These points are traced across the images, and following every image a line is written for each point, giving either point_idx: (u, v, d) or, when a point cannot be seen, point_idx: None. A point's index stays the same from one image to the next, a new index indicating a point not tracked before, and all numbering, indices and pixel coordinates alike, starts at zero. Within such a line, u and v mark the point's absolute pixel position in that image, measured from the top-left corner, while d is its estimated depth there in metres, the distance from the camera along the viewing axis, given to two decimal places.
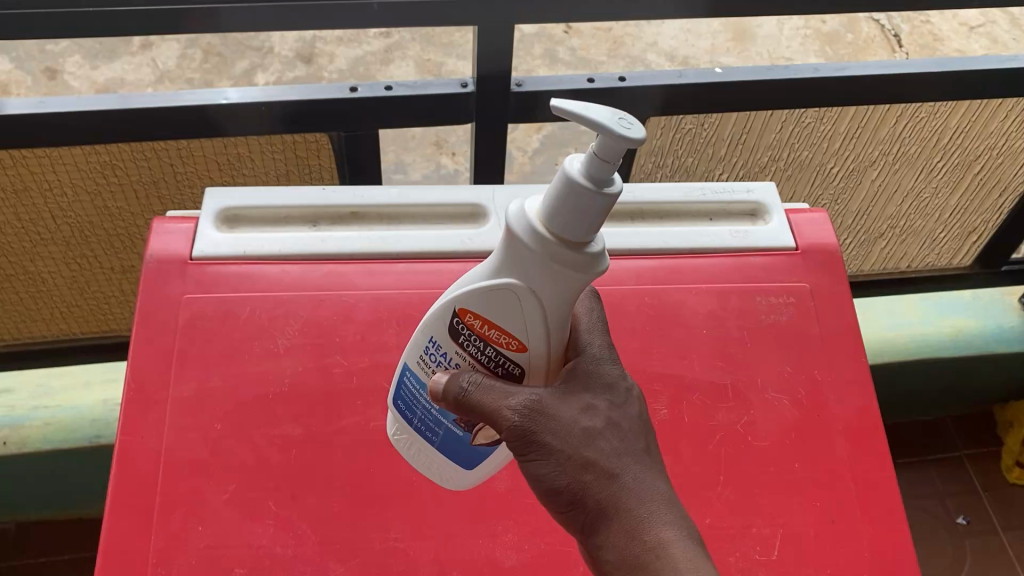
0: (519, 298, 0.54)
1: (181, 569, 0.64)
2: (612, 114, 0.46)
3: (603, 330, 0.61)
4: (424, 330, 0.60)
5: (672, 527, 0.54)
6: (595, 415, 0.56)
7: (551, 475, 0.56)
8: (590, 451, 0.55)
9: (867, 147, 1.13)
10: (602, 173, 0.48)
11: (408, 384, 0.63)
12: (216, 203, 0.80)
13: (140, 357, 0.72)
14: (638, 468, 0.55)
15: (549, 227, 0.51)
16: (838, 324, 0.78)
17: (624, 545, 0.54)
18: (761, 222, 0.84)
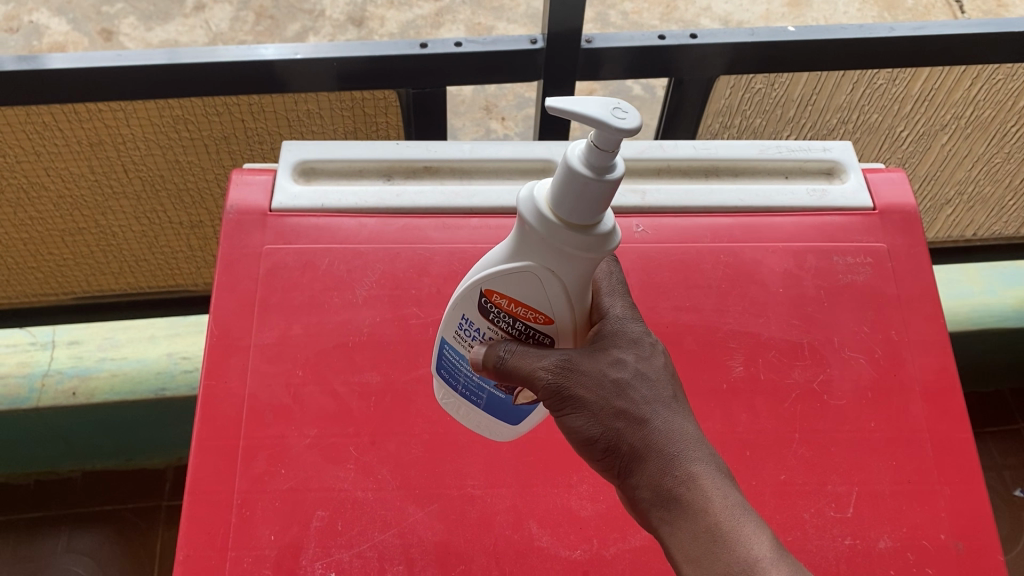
0: (540, 280, 0.54)
1: (266, 509, 0.66)
2: (604, 104, 0.44)
3: (622, 289, 0.60)
4: (454, 312, 0.60)
5: (704, 463, 0.52)
6: (623, 364, 0.55)
7: (584, 428, 0.55)
8: (620, 399, 0.54)
9: (939, 111, 1.10)
10: (603, 161, 0.47)
11: (449, 354, 0.64)
12: (294, 155, 0.80)
13: (223, 305, 0.73)
14: (668, 411, 0.54)
15: (558, 216, 0.50)
16: (917, 285, 0.77)
17: (656, 484, 0.53)
18: (837, 181, 0.83)
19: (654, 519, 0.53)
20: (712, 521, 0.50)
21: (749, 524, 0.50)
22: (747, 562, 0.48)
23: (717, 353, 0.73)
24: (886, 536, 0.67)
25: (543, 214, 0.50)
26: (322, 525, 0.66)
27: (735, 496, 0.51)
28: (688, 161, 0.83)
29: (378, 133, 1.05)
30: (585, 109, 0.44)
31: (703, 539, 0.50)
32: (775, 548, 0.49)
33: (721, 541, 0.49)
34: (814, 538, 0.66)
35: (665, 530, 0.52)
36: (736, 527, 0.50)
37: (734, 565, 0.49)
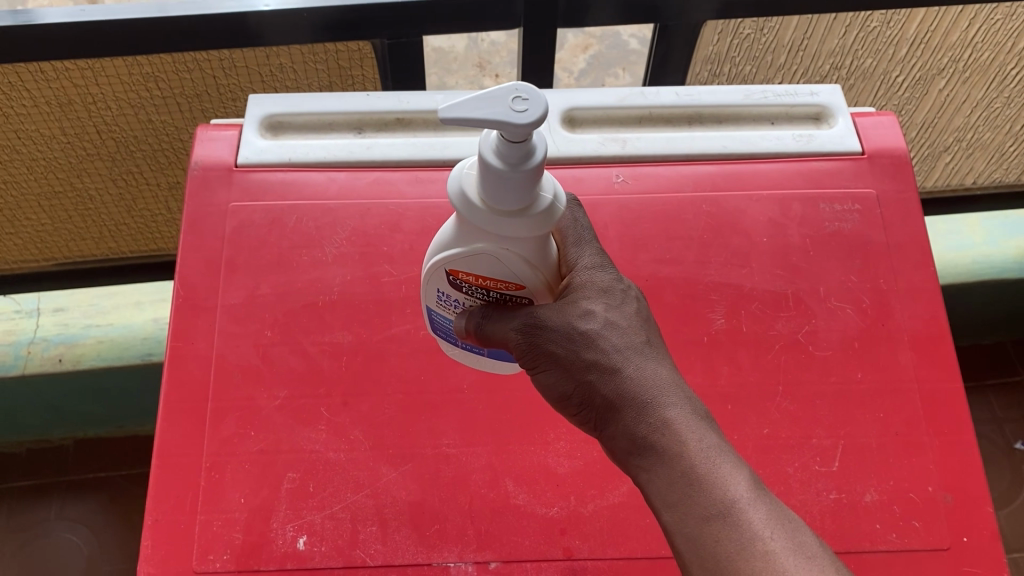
0: (495, 259, 0.53)
1: (235, 472, 0.65)
2: (500, 98, 0.42)
3: (590, 232, 0.58)
4: (428, 287, 0.59)
5: (678, 407, 0.52)
6: (592, 314, 0.54)
7: (559, 383, 0.55)
8: (591, 351, 0.54)
9: (936, 54, 1.06)
10: (522, 151, 0.45)
11: (438, 318, 0.63)
12: (260, 109, 0.78)
13: (190, 264, 0.71)
14: (640, 359, 0.54)
15: (495, 207, 0.48)
16: (906, 232, 0.74)
17: (631, 431, 0.52)
18: (825, 125, 0.80)
19: (632, 467, 0.53)
20: (687, 464, 0.50)
21: (725, 464, 0.50)
22: (723, 503, 0.48)
23: (698, 306, 0.70)
24: (873, 489, 0.65)
25: (480, 206, 0.49)
26: (294, 487, 0.64)
27: (710, 438, 0.51)
28: (670, 108, 0.79)
29: (354, 85, 1.03)
30: (482, 115, 0.41)
31: (680, 482, 0.50)
32: (752, 487, 0.49)
33: (697, 484, 0.49)
34: (797, 493, 0.64)
35: (642, 476, 0.52)
36: (711, 469, 0.49)
37: (711, 508, 0.49)
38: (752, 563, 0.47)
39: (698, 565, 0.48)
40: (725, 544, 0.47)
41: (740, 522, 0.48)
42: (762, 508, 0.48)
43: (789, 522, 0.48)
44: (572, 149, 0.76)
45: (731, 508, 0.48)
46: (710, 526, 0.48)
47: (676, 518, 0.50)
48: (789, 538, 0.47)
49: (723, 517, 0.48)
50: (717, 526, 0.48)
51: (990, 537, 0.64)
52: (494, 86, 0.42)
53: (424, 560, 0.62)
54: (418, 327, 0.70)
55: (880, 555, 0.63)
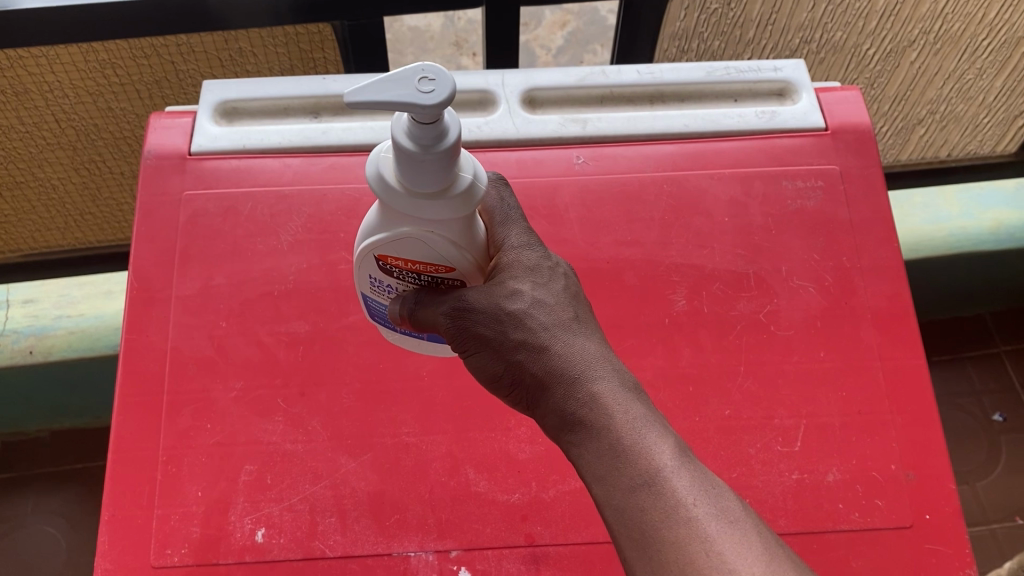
0: (421, 242, 0.54)
1: (192, 466, 0.64)
2: (406, 80, 0.43)
3: (518, 212, 0.58)
4: (361, 273, 0.60)
5: (605, 379, 0.50)
6: (519, 292, 0.53)
7: (488, 364, 0.54)
8: (517, 330, 0.52)
9: (906, 26, 1.05)
10: (435, 131, 0.46)
11: (375, 306, 0.63)
12: (215, 95, 0.76)
13: (143, 255, 0.70)
14: (567, 334, 0.52)
15: (414, 189, 0.49)
16: (869, 209, 0.73)
17: (559, 407, 0.51)
18: (788, 102, 0.79)
19: (564, 444, 0.52)
20: (613, 437, 0.49)
21: (652, 434, 0.49)
22: (648, 473, 0.47)
23: (660, 288, 0.70)
24: (835, 469, 0.64)
25: (400, 189, 0.50)
26: (251, 479, 0.64)
27: (638, 409, 0.50)
28: (632, 87, 0.78)
29: (316, 69, 1.01)
30: (390, 96, 0.43)
31: (607, 456, 0.48)
32: (679, 456, 0.48)
33: (623, 455, 0.48)
34: (759, 474, 0.64)
35: (573, 454, 0.51)
36: (638, 440, 0.48)
37: (636, 479, 0.47)
38: (678, 532, 0.45)
39: (625, 539, 0.47)
40: (651, 514, 0.46)
41: (665, 492, 0.46)
42: (688, 477, 0.47)
43: (716, 489, 0.47)
44: (532, 131, 0.75)
45: (657, 477, 0.47)
46: (635, 498, 0.47)
47: (603, 493, 0.48)
48: (715, 504, 0.46)
49: (648, 487, 0.47)
50: (643, 497, 0.46)
51: (952, 513, 0.64)
52: (400, 68, 0.44)
53: (383, 550, 0.62)
54: None
55: (842, 534, 0.63)
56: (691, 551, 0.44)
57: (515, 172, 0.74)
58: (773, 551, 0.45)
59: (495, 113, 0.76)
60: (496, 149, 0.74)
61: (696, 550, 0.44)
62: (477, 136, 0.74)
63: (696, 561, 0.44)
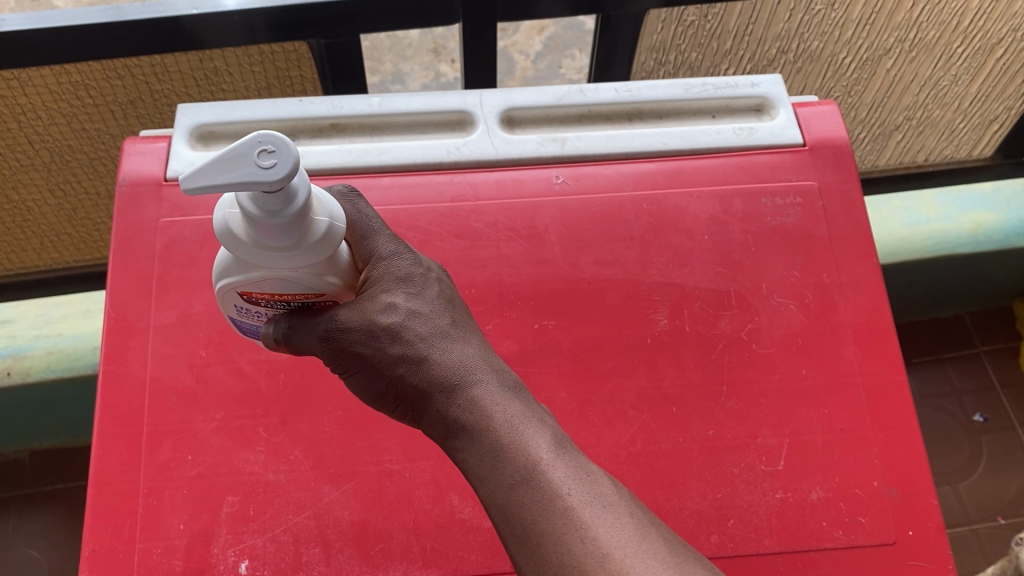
0: (281, 281, 0.54)
1: (172, 499, 0.63)
2: (245, 157, 0.44)
3: (380, 221, 0.58)
4: (225, 303, 0.59)
5: (483, 383, 0.53)
6: (392, 305, 0.55)
7: (371, 379, 0.55)
8: (396, 343, 0.54)
9: (881, 35, 1.05)
10: (281, 197, 0.47)
11: (247, 326, 0.63)
12: (189, 120, 0.76)
13: (119, 284, 0.69)
14: (444, 342, 0.54)
15: (262, 243, 0.50)
16: (847, 225, 0.73)
17: (441, 414, 0.53)
18: (766, 117, 0.79)
19: (449, 450, 0.54)
20: (493, 439, 0.51)
21: (529, 430, 0.51)
22: (526, 468, 0.49)
23: (642, 308, 0.69)
24: (818, 486, 0.65)
25: (247, 242, 0.50)
26: (233, 511, 0.63)
27: (515, 407, 0.52)
28: (610, 105, 0.78)
29: (294, 86, 1.01)
30: (231, 177, 0.44)
31: (488, 457, 0.51)
32: (555, 447, 0.51)
33: (502, 456, 0.50)
34: (744, 493, 0.64)
35: (459, 459, 0.53)
36: (514, 438, 0.51)
37: (515, 476, 0.49)
38: (556, 522, 0.48)
39: (510, 535, 0.49)
40: (531, 508, 0.48)
41: (542, 485, 0.49)
42: (563, 467, 0.49)
43: (592, 475, 0.50)
44: (512, 151, 0.75)
45: (534, 471, 0.49)
46: (516, 494, 0.49)
47: (486, 494, 0.50)
48: (589, 491, 0.49)
49: (527, 483, 0.49)
50: (522, 492, 0.49)
51: (934, 528, 0.64)
52: (235, 144, 0.44)
53: None
54: None
55: (827, 552, 0.63)
56: (569, 540, 0.47)
57: (495, 193, 0.73)
58: (648, 531, 0.48)
59: (474, 134, 0.76)
60: (476, 171, 0.74)
61: (572, 539, 0.47)
62: (456, 158, 0.74)
63: (573, 549, 0.47)
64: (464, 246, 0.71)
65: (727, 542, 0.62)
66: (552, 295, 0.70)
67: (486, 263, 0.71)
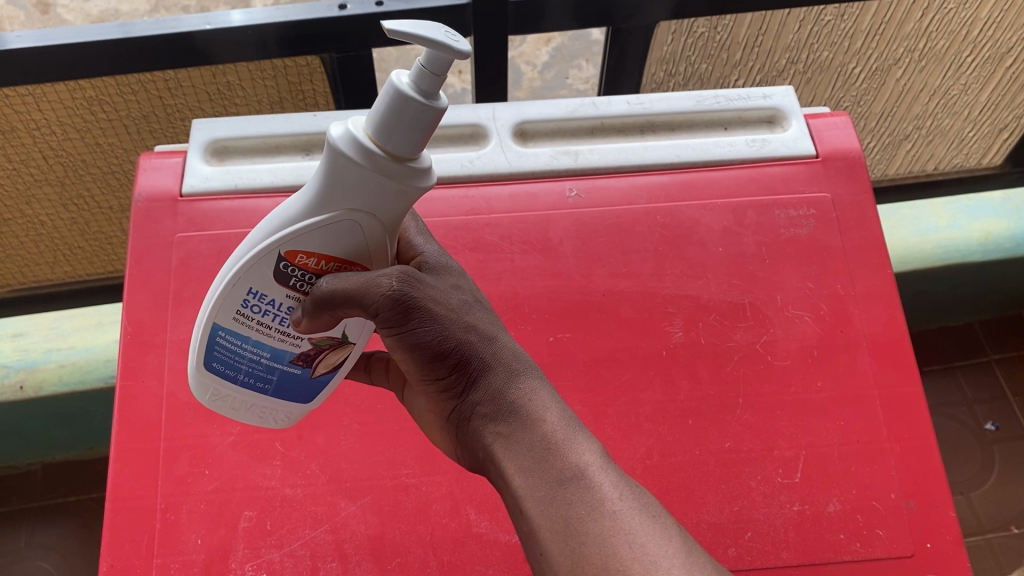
0: (357, 228, 0.50)
1: (190, 514, 0.63)
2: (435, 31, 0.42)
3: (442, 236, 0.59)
4: (238, 287, 0.53)
5: (541, 379, 0.52)
6: (462, 292, 0.54)
7: (426, 340, 0.51)
8: (466, 317, 0.52)
9: (891, 45, 1.05)
10: (438, 88, 0.44)
11: (226, 345, 0.56)
12: (204, 135, 0.76)
13: (135, 299, 0.70)
14: (507, 335, 0.54)
15: (387, 151, 0.45)
16: (861, 235, 0.73)
17: (494, 397, 0.51)
18: (779, 129, 0.79)
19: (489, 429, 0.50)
20: (549, 429, 0.49)
21: (582, 432, 0.50)
22: (580, 462, 0.47)
23: (656, 320, 0.70)
24: (836, 499, 0.65)
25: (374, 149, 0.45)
26: (250, 526, 0.63)
27: (569, 410, 0.51)
28: (622, 118, 0.78)
29: (306, 100, 1.01)
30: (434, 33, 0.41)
31: (541, 447, 0.48)
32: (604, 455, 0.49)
33: (560, 444, 0.48)
34: (761, 506, 0.64)
35: (499, 444, 0.50)
36: (572, 433, 0.49)
37: (568, 471, 0.47)
38: (603, 522, 0.45)
39: (548, 528, 0.46)
40: (579, 504, 0.46)
41: (594, 483, 0.47)
42: (614, 470, 0.48)
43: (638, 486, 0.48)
44: (525, 164, 0.75)
45: (588, 469, 0.47)
46: (565, 488, 0.47)
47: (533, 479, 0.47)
48: (637, 498, 0.47)
49: (579, 479, 0.47)
50: (574, 486, 0.47)
51: (952, 540, 0.64)
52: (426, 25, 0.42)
53: None
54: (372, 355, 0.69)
55: (845, 565, 0.63)
56: (616, 542, 0.45)
57: (508, 206, 0.74)
58: (692, 546, 0.46)
59: (487, 147, 0.76)
60: (488, 184, 0.74)
61: (620, 541, 0.45)
62: (469, 171, 0.74)
63: (620, 551, 0.44)
64: (479, 259, 0.71)
65: (744, 555, 0.62)
66: (567, 307, 0.70)
67: (500, 276, 0.71)
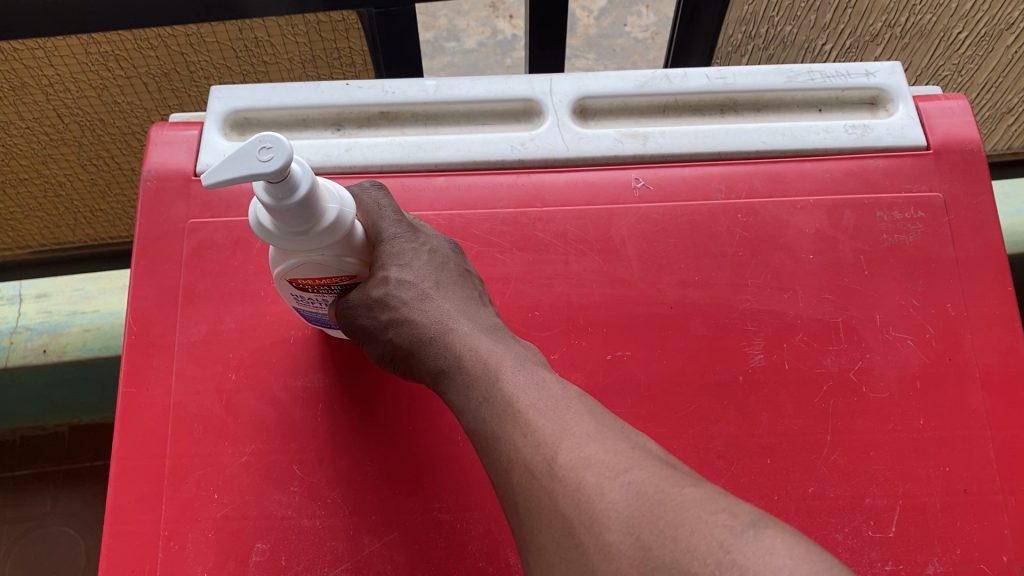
0: (322, 261, 0.50)
1: (196, 544, 0.56)
2: (246, 153, 0.41)
3: (389, 201, 0.57)
4: (282, 293, 0.54)
5: (459, 329, 0.53)
6: (384, 277, 0.55)
7: (373, 348, 0.56)
8: (386, 310, 0.55)
9: (1006, 8, 0.92)
10: (286, 186, 0.42)
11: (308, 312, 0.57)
12: (223, 104, 0.67)
13: (141, 295, 0.62)
14: (429, 302, 0.55)
15: (287, 230, 0.45)
16: (977, 244, 0.63)
17: (428, 363, 0.53)
18: (882, 113, 0.68)
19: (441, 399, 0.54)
20: (463, 368, 0.51)
21: (493, 356, 0.51)
22: (486, 389, 0.49)
23: (733, 339, 0.60)
24: (936, 559, 0.55)
25: (277, 233, 0.46)
26: (263, 560, 0.56)
27: (484, 343, 0.52)
28: (699, 94, 0.68)
29: (341, 59, 0.91)
30: (232, 172, 0.40)
31: (463, 391, 0.50)
32: (515, 365, 0.50)
33: (470, 381, 0.50)
34: (848, 564, 0.55)
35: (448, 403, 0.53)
36: (483, 365, 0.50)
37: (477, 398, 0.49)
38: (508, 428, 0.46)
39: (482, 455, 0.48)
40: (488, 423, 0.47)
41: (497, 395, 0.48)
42: (517, 379, 0.48)
43: (544, 381, 0.48)
44: (584, 148, 0.65)
45: (492, 390, 0.48)
46: (479, 414, 0.48)
47: (464, 423, 0.50)
48: (538, 394, 0.47)
49: (486, 398, 0.48)
50: (483, 410, 0.48)
51: None
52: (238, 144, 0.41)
53: None
54: None
55: None
56: (514, 437, 0.45)
57: (564, 197, 0.64)
58: (584, 417, 0.45)
59: (542, 126, 0.66)
60: (541, 172, 0.65)
61: (515, 435, 0.45)
62: (521, 155, 0.65)
63: (518, 444, 0.45)
64: (528, 260, 0.62)
65: None
66: (629, 321, 0.61)
67: (552, 281, 0.62)
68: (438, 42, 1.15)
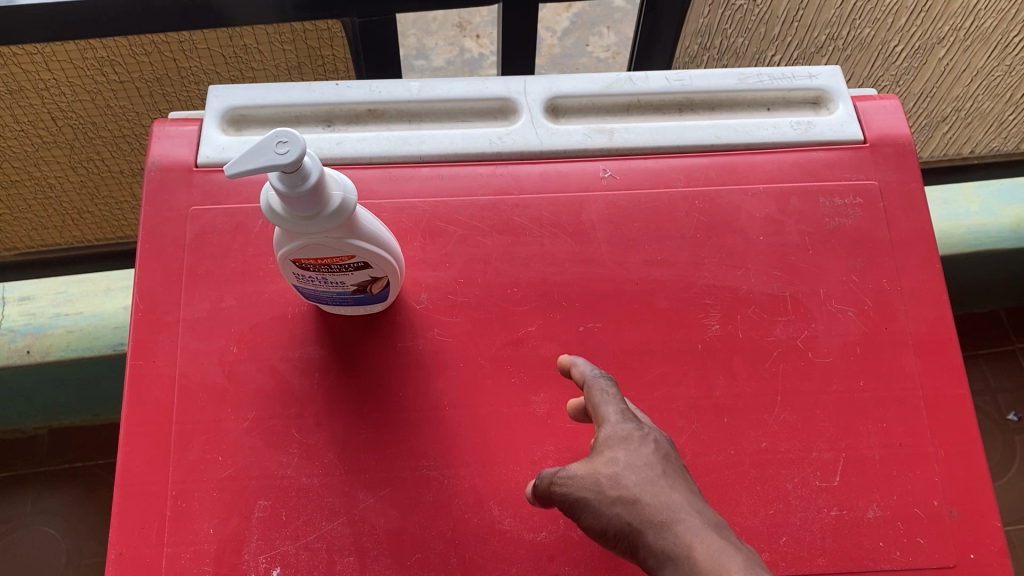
0: (326, 243, 0.55)
1: (203, 502, 0.60)
2: (265, 147, 0.46)
3: (616, 392, 0.55)
4: (285, 272, 0.60)
5: (691, 521, 0.45)
6: (610, 458, 0.49)
7: (590, 526, 0.48)
8: (614, 488, 0.47)
9: (936, 23, 1.00)
10: (297, 175, 0.48)
11: (307, 290, 0.62)
12: (221, 102, 0.72)
13: (147, 276, 0.67)
14: (659, 486, 0.47)
15: (295, 214, 0.51)
16: (909, 227, 0.70)
17: (653, 548, 0.44)
18: (823, 111, 0.75)
19: None
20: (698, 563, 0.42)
21: (734, 559, 0.42)
22: None
23: (692, 311, 0.66)
24: (875, 504, 0.61)
25: (285, 216, 0.52)
26: (265, 515, 0.60)
27: (719, 542, 0.43)
28: (659, 95, 0.74)
29: (324, 65, 0.97)
30: (254, 164, 0.46)
31: None
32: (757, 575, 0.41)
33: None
34: (797, 510, 0.61)
35: None
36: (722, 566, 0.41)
37: None
38: None
39: None
40: None
41: None
42: None
43: None
44: (557, 142, 0.71)
45: None
46: None
47: None
48: None
49: None
50: None
51: (998, 553, 0.60)
52: (259, 139, 0.47)
53: None
54: (392, 341, 0.67)
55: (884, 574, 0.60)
56: None
57: (538, 186, 0.70)
58: None
59: (518, 123, 0.73)
60: (517, 163, 0.71)
61: None
62: (498, 148, 0.71)
63: None
64: (506, 242, 0.68)
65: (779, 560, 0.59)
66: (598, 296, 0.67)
67: (529, 261, 0.68)
68: (408, 61, 1.19)
